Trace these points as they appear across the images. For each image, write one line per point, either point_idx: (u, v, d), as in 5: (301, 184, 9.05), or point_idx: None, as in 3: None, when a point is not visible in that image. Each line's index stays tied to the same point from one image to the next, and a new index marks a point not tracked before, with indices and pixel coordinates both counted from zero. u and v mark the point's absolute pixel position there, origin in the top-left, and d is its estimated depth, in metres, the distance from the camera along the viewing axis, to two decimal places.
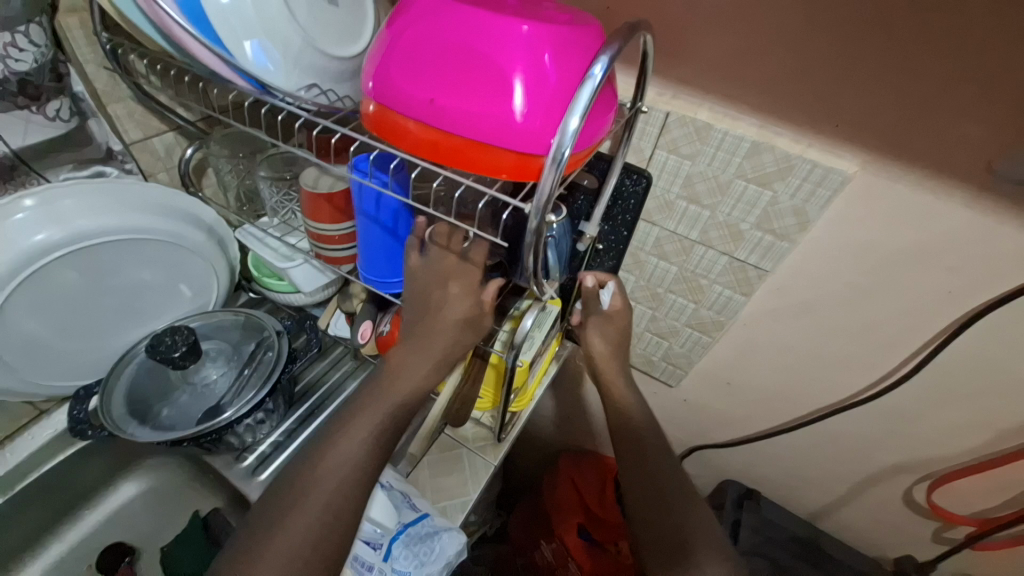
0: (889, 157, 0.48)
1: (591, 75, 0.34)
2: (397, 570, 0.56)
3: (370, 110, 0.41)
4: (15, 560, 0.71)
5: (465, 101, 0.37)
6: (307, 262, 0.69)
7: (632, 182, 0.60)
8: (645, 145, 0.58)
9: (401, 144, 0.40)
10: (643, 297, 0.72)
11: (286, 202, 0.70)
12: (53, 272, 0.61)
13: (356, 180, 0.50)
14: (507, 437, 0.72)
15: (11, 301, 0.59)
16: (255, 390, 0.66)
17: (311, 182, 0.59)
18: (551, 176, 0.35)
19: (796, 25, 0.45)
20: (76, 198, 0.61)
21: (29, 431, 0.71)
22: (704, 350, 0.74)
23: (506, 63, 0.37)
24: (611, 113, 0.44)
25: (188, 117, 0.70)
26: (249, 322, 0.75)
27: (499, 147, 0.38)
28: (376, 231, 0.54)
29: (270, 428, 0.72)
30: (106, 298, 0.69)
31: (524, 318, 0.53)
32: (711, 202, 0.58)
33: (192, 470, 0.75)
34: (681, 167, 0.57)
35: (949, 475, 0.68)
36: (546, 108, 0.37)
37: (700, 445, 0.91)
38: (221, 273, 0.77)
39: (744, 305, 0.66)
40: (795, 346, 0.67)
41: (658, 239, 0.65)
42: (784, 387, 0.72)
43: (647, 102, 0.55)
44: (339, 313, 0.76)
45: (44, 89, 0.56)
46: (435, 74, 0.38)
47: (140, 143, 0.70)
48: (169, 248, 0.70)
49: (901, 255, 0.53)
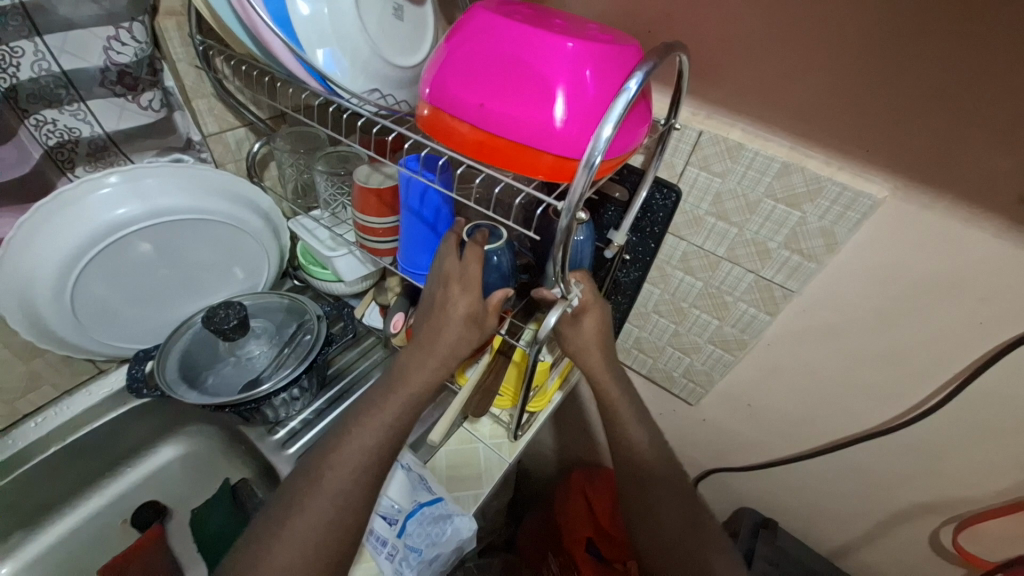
0: (919, 184, 0.49)
1: (626, 88, 0.37)
2: (411, 546, 0.60)
3: (425, 112, 0.46)
4: (63, 504, 0.77)
5: (511, 107, 0.41)
6: (351, 253, 0.74)
7: (662, 196, 0.62)
8: (677, 161, 0.61)
9: (451, 143, 0.44)
10: (666, 310, 0.74)
11: (339, 195, 0.75)
12: (128, 242, 0.68)
13: (405, 175, 0.55)
14: (523, 436, 0.74)
15: (92, 265, 0.67)
16: (293, 368, 0.70)
17: (363, 177, 0.64)
18: (583, 178, 0.38)
19: (830, 53, 0.47)
20: (155, 179, 0.68)
21: (87, 388, 0.78)
22: (726, 368, 0.74)
23: (550, 76, 0.41)
24: (645, 127, 0.47)
25: (258, 114, 0.77)
26: (293, 305, 0.80)
27: (538, 150, 0.41)
28: (418, 226, 0.58)
29: (300, 407, 0.76)
30: (169, 271, 0.76)
31: (547, 316, 0.52)
32: (739, 220, 0.60)
33: (228, 438, 0.81)
34: (711, 184, 0.60)
35: (978, 518, 0.65)
36: (583, 118, 0.41)
37: (718, 468, 0.90)
38: (272, 257, 0.84)
39: (768, 325, 0.66)
40: (819, 370, 0.67)
41: (685, 254, 0.67)
42: (806, 413, 0.72)
43: (681, 120, 0.58)
44: (373, 305, 0.80)
45: (141, 80, 0.64)
46: (486, 83, 0.42)
47: (216, 136, 0.77)
48: (228, 229, 0.77)
49: (930, 283, 0.53)
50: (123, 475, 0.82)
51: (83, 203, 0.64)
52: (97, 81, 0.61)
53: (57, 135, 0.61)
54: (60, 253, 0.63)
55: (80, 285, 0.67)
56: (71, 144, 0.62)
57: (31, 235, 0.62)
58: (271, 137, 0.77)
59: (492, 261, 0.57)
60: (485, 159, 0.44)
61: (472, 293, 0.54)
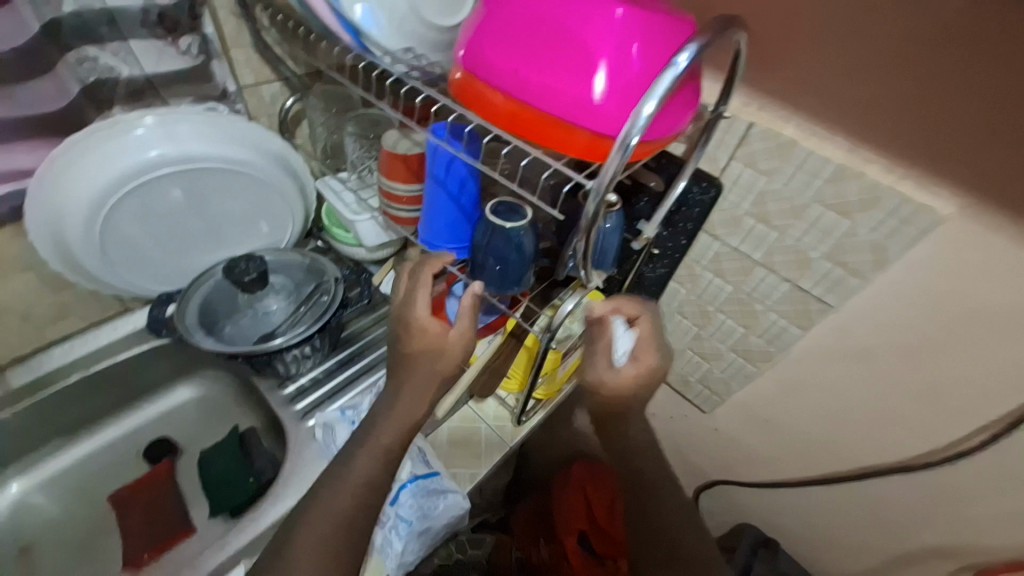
0: (991, 204, 0.44)
1: (674, 63, 0.35)
2: (401, 515, 0.60)
3: (456, 77, 0.43)
4: (82, 431, 0.80)
5: (547, 76, 0.38)
6: (373, 218, 0.73)
7: (701, 189, 0.59)
8: (721, 155, 0.56)
9: (480, 112, 0.42)
10: (690, 312, 0.70)
11: (366, 158, 0.74)
12: (157, 185, 0.69)
13: (432, 142, 0.53)
14: (527, 422, 0.73)
15: (122, 205, 0.67)
16: (307, 326, 0.72)
17: (391, 143, 0.62)
18: (616, 160, 0.36)
19: (912, 46, 0.42)
20: (187, 125, 0.68)
21: (112, 323, 0.79)
22: (746, 379, 0.71)
23: (593, 45, 0.37)
24: (690, 112, 0.44)
25: (295, 69, 0.75)
26: (314, 265, 0.79)
27: (571, 126, 0.38)
28: (442, 197, 0.56)
29: (309, 366, 0.75)
30: (197, 220, 0.76)
31: (565, 302, 0.54)
32: (781, 224, 0.56)
33: (240, 386, 0.82)
34: (755, 183, 0.55)
35: (999, 570, 0.61)
36: (624, 93, 0.37)
37: (723, 480, 0.87)
38: (297, 216, 0.82)
39: (798, 340, 0.62)
40: (847, 394, 0.63)
41: (717, 255, 0.63)
42: (826, 436, 0.68)
43: (730, 109, 0.53)
44: (392, 274, 0.81)
45: (181, 24, 0.64)
46: (524, 48, 0.39)
47: (252, 88, 0.75)
48: (256, 182, 0.76)
49: (988, 315, 0.48)
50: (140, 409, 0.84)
51: (116, 142, 0.64)
52: (140, 22, 0.61)
53: (97, 73, 0.62)
54: (91, 187, 0.64)
55: (109, 224, 0.68)
56: (110, 83, 0.63)
57: (65, 167, 0.62)
58: (305, 94, 0.76)
59: (511, 241, 0.53)
60: (515, 130, 0.41)
61: (436, 329, 0.57)
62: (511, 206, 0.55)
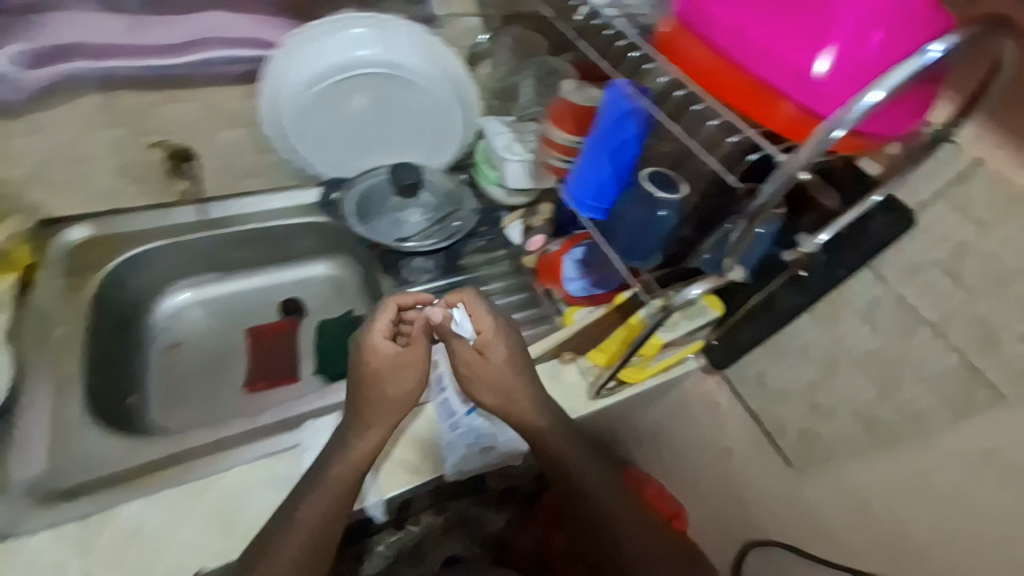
0: None
1: (925, 52, 0.31)
2: (472, 424, 0.65)
3: (666, 27, 0.43)
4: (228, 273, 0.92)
5: (771, 40, 0.36)
6: (525, 160, 0.75)
7: (888, 220, 0.51)
8: (924, 189, 0.49)
9: (681, 66, 0.42)
10: (817, 359, 0.63)
11: (535, 106, 0.77)
12: (356, 84, 0.73)
13: (611, 94, 0.52)
14: (602, 399, 0.71)
15: (325, 91, 0.73)
16: (435, 242, 0.77)
17: (568, 91, 0.63)
18: (817, 146, 0.34)
19: None
20: (397, 35, 0.72)
21: (265, 193, 0.83)
22: (856, 450, 0.62)
23: (835, 14, 0.34)
24: (916, 115, 0.39)
25: (496, 10, 0.78)
26: (455, 192, 0.82)
27: (780, 98, 0.37)
28: (599, 153, 0.56)
29: (426, 276, 0.80)
30: (372, 128, 0.80)
31: (691, 286, 0.51)
32: (977, 288, 0.48)
33: (355, 278, 0.89)
34: (959, 233, 0.48)
35: None
36: (851, 76, 0.34)
37: (769, 551, 0.73)
38: (454, 145, 0.84)
39: (945, 427, 0.53)
40: (985, 509, 0.52)
41: (877, 303, 0.56)
42: (935, 547, 0.58)
43: (957, 133, 0.47)
44: (518, 223, 0.82)
45: None
46: (754, 8, 0.37)
47: (455, 18, 0.78)
48: (432, 103, 0.79)
49: None
50: (258, 272, 0.87)
51: (337, 35, 0.70)
52: None
53: None
54: (310, 66, 0.69)
55: (306, 111, 0.73)
56: None
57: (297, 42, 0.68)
58: (497, 34, 0.80)
59: (655, 214, 0.52)
60: (710, 90, 0.41)
61: (391, 356, 0.58)
62: (665, 178, 0.53)
